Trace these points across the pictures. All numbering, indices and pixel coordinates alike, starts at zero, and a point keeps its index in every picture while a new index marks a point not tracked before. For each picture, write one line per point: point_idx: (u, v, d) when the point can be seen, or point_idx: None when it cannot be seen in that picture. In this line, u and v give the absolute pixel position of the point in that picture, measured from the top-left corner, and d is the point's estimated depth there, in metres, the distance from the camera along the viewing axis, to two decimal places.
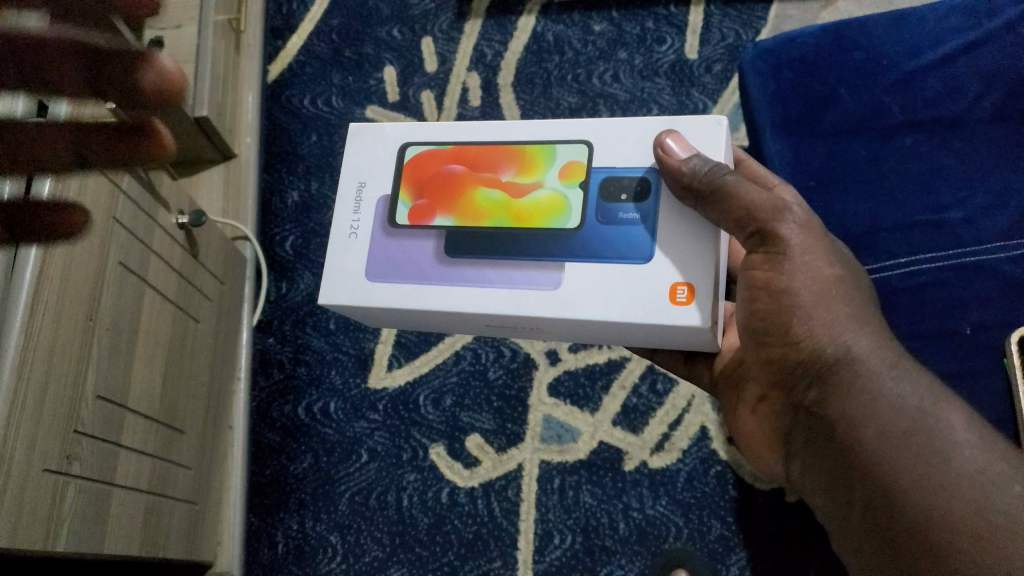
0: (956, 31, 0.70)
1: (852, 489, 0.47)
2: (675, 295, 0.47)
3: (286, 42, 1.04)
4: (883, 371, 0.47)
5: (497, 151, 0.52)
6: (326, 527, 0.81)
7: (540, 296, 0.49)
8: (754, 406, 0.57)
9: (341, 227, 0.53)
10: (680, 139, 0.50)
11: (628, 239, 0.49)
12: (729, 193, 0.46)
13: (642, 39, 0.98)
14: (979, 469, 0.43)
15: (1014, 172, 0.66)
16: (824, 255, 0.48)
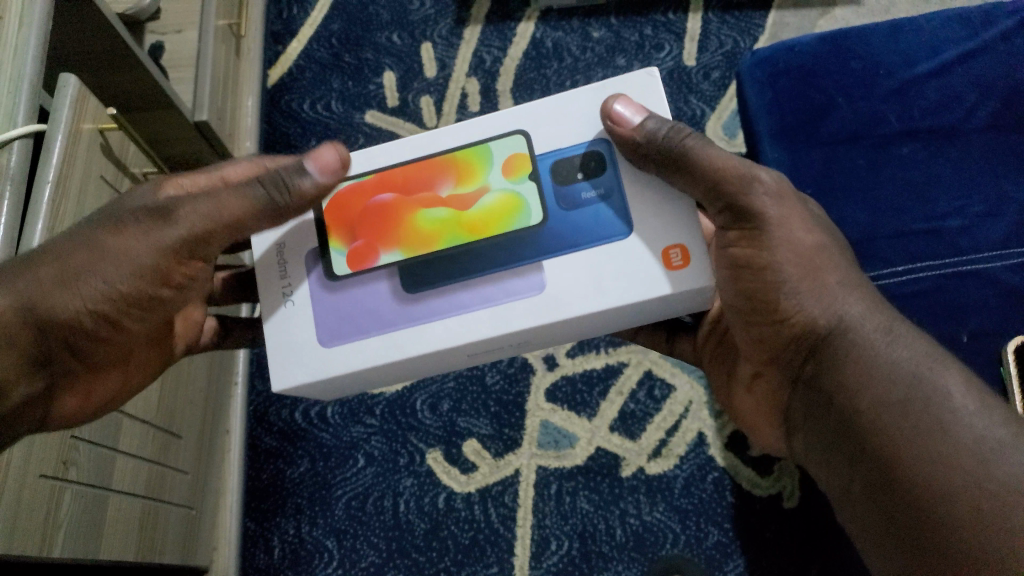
0: (952, 41, 0.71)
1: (852, 464, 0.44)
2: (670, 261, 0.47)
3: (286, 47, 1.04)
4: (877, 339, 0.45)
5: (426, 169, 0.51)
6: (322, 532, 0.81)
7: (528, 302, 0.47)
8: (750, 381, 0.56)
9: (274, 308, 0.50)
10: (628, 102, 0.50)
11: (598, 220, 0.49)
12: (688, 158, 0.47)
13: (641, 46, 0.99)
14: (979, 438, 0.40)
15: (1009, 181, 0.67)
16: (802, 221, 0.48)
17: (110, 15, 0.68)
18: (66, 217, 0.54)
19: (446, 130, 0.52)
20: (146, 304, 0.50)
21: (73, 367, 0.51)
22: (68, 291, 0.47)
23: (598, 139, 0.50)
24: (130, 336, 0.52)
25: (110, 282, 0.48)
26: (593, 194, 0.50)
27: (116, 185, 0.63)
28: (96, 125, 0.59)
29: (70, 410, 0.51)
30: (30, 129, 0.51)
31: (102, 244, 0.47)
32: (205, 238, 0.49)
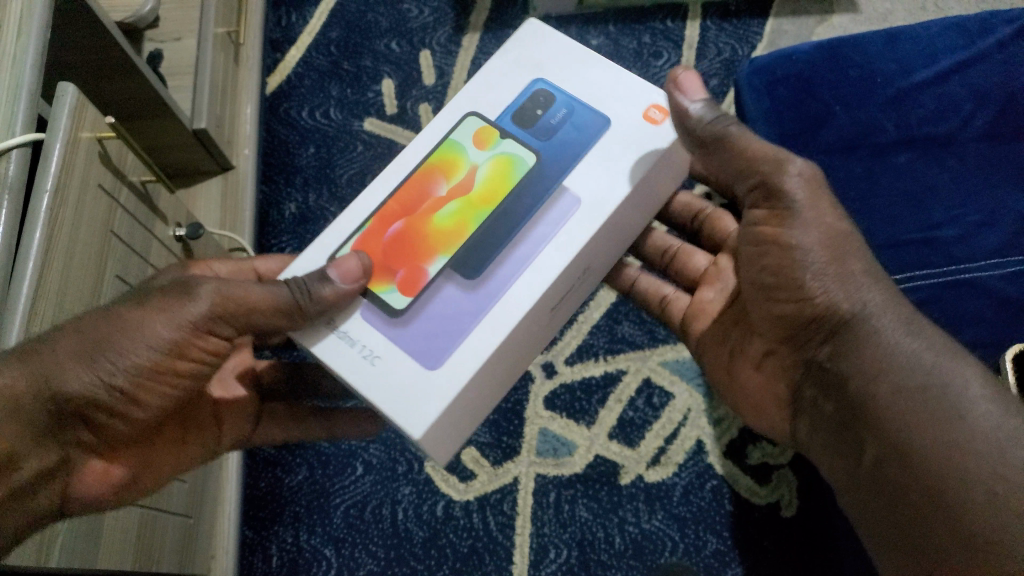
0: (949, 50, 0.72)
1: (863, 444, 0.46)
2: (653, 117, 0.54)
3: (285, 54, 1.04)
4: (897, 329, 0.48)
5: (414, 184, 0.53)
6: (321, 540, 0.81)
7: (583, 217, 0.50)
8: (757, 363, 0.59)
9: (353, 365, 0.47)
10: (692, 79, 0.55)
11: (581, 128, 0.54)
12: (735, 140, 0.54)
13: (639, 53, 0.99)
14: (992, 427, 0.41)
15: (1007, 189, 0.67)
16: (830, 209, 0.53)
17: (108, 22, 0.68)
18: (64, 225, 0.54)
19: (409, 150, 0.55)
20: (166, 380, 0.51)
21: (87, 441, 0.52)
22: (82, 366, 0.47)
23: (530, 82, 0.56)
24: (148, 412, 0.52)
25: (127, 362, 0.48)
26: (561, 115, 0.54)
27: (114, 194, 0.63)
28: (95, 134, 0.59)
29: (88, 488, 0.52)
30: (29, 138, 0.51)
31: (120, 315, 0.48)
32: (224, 318, 0.50)
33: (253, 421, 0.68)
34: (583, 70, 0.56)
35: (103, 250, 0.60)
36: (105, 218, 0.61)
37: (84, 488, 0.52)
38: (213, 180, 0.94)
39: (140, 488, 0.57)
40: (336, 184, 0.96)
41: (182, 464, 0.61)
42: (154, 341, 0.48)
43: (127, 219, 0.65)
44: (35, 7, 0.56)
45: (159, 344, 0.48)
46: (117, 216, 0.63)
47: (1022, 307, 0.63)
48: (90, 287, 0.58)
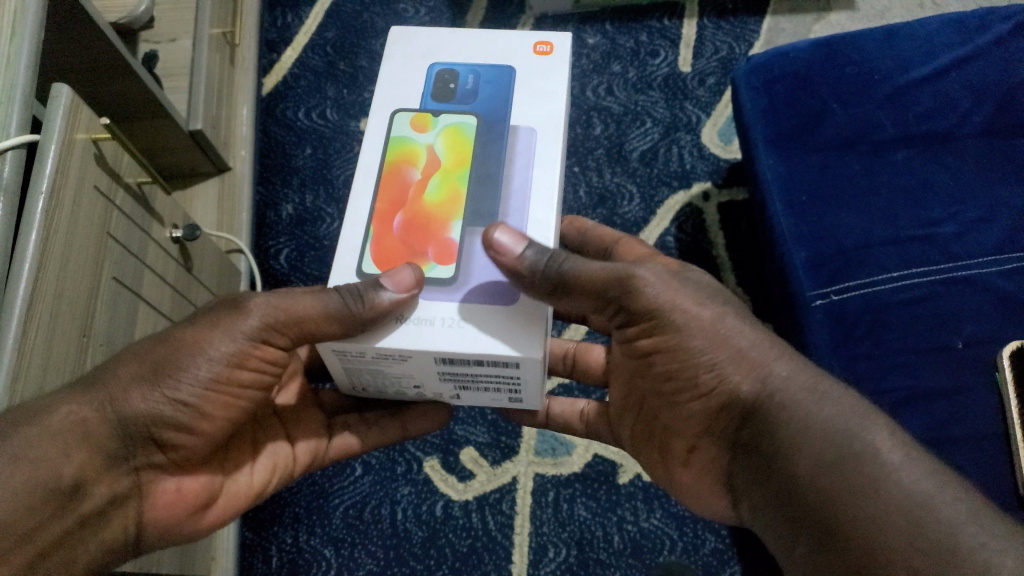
0: (946, 47, 0.72)
1: (795, 527, 0.42)
2: (542, 49, 0.55)
3: (281, 55, 1.04)
4: (807, 398, 0.44)
5: (387, 180, 0.51)
6: (321, 541, 0.81)
7: (549, 137, 0.52)
8: (684, 459, 0.54)
9: (440, 334, 0.45)
10: (508, 232, 0.46)
11: (497, 82, 0.54)
12: (571, 282, 0.46)
13: (636, 52, 0.99)
14: (908, 494, 0.38)
15: (1005, 186, 0.67)
16: (695, 298, 0.49)
17: (102, 23, 0.68)
18: (59, 227, 0.54)
19: (364, 160, 0.52)
20: (229, 394, 0.50)
21: (160, 463, 0.50)
22: (145, 385, 0.47)
23: (427, 66, 0.55)
24: (215, 430, 0.51)
25: (187, 378, 0.48)
26: (472, 79, 0.54)
27: (110, 196, 0.63)
28: (90, 135, 0.59)
29: (162, 512, 0.51)
30: (24, 139, 0.51)
31: (174, 337, 0.48)
32: (281, 331, 0.49)
33: (326, 434, 0.62)
34: (467, 35, 0.56)
35: (99, 253, 0.60)
36: (101, 219, 0.61)
37: (157, 513, 0.51)
38: (210, 181, 0.94)
39: (216, 515, 0.54)
40: (332, 185, 0.95)
41: (258, 486, 0.57)
42: (210, 355, 0.48)
43: (124, 221, 0.65)
44: (28, 6, 0.56)
45: (216, 357, 0.48)
46: (113, 217, 0.62)
47: (1018, 303, 0.63)
48: (86, 289, 0.58)
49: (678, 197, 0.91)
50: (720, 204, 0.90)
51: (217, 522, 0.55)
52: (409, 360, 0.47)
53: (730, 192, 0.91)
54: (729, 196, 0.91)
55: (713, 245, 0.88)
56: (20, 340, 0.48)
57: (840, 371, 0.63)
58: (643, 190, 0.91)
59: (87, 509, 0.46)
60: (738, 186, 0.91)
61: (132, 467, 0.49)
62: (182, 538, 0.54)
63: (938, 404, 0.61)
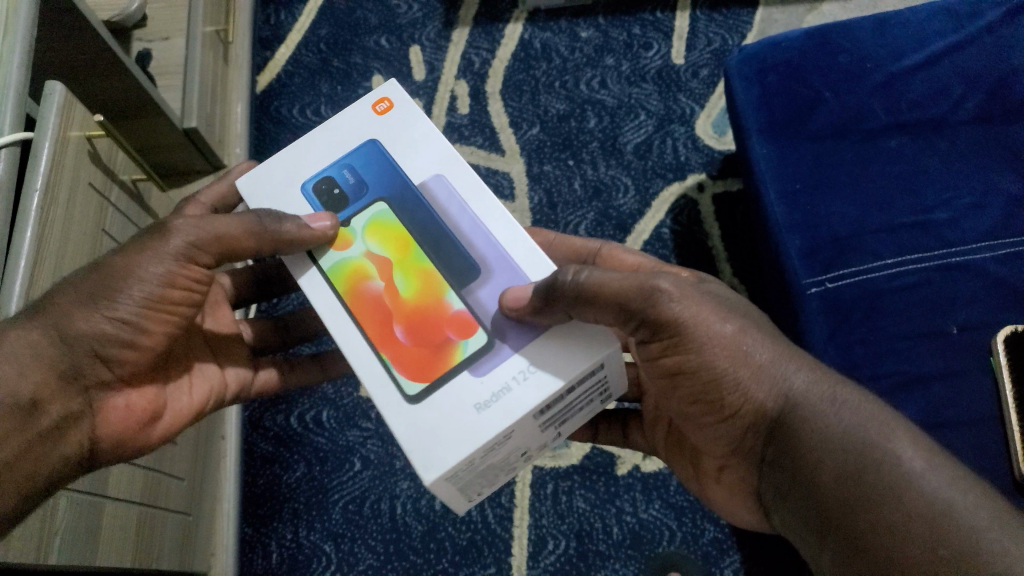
0: (938, 34, 0.72)
1: (821, 536, 0.42)
2: (380, 109, 0.53)
3: (275, 53, 1.04)
4: (825, 407, 0.44)
5: (364, 308, 0.48)
6: (320, 536, 0.81)
7: (453, 167, 0.51)
8: (718, 475, 0.54)
9: (522, 392, 0.44)
10: (516, 291, 0.46)
11: (370, 160, 0.52)
12: (594, 292, 0.44)
13: (629, 45, 0.99)
14: (930, 501, 0.38)
15: (998, 172, 0.67)
16: (714, 310, 0.47)
17: (96, 22, 0.69)
18: (54, 224, 0.54)
19: (325, 309, 0.49)
20: (167, 312, 0.50)
21: (107, 379, 0.50)
22: (87, 306, 0.47)
23: (302, 192, 0.52)
24: (156, 344, 0.51)
25: (125, 298, 0.48)
26: (349, 173, 0.52)
27: (105, 193, 0.63)
28: (84, 133, 0.59)
29: (114, 427, 0.51)
30: (18, 137, 0.51)
31: (109, 265, 0.48)
32: (206, 249, 0.50)
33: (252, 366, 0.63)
34: (303, 144, 0.53)
35: (94, 251, 0.60)
36: (96, 217, 0.61)
37: (109, 427, 0.51)
38: (205, 179, 0.94)
39: (164, 430, 0.55)
40: None
41: (198, 405, 0.57)
42: (144, 275, 0.48)
43: (119, 218, 0.65)
44: (20, 6, 0.56)
45: (150, 277, 0.48)
46: (108, 215, 0.63)
47: (1012, 288, 0.63)
48: None
49: (673, 188, 0.91)
50: (715, 195, 0.90)
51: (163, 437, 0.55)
52: (511, 436, 0.45)
53: (725, 183, 0.91)
54: (724, 187, 0.91)
55: (709, 236, 0.89)
56: None
57: (836, 357, 0.63)
58: (638, 181, 0.91)
59: (47, 425, 0.46)
60: (733, 177, 0.91)
61: (82, 387, 0.48)
62: (133, 454, 0.54)
63: (933, 389, 0.61)
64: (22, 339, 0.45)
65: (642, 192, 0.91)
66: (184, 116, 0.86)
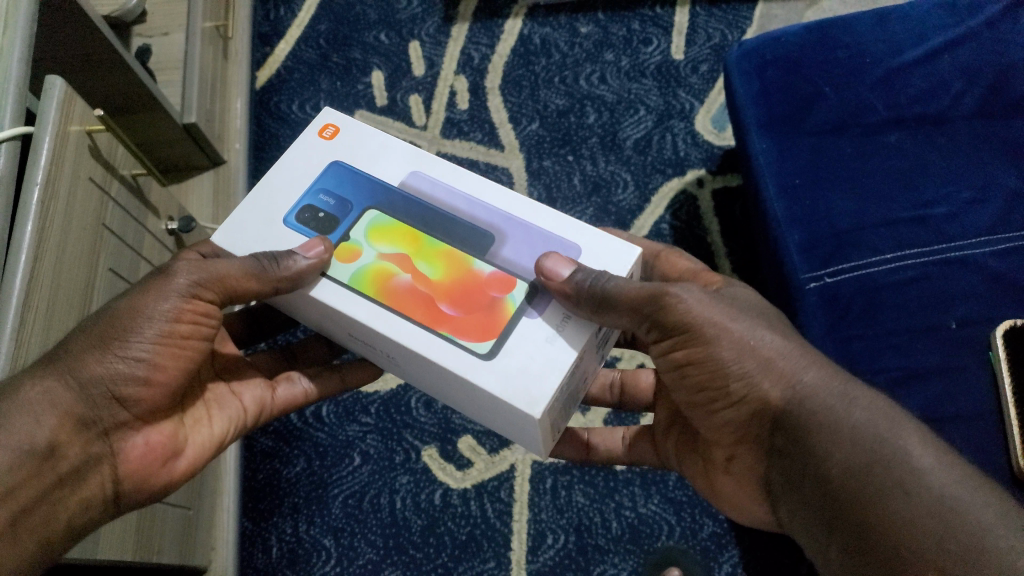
0: (937, 30, 0.72)
1: (829, 526, 0.42)
2: (327, 133, 0.54)
3: (274, 48, 1.04)
4: (836, 404, 0.44)
5: (398, 298, 0.48)
6: (320, 531, 0.81)
7: (424, 164, 0.53)
8: (726, 466, 0.53)
9: (579, 322, 0.47)
10: (555, 261, 0.47)
11: (342, 180, 0.52)
12: (615, 297, 0.46)
13: (629, 40, 0.99)
14: (938, 498, 0.39)
15: (997, 166, 0.67)
16: (728, 314, 0.49)
17: (96, 18, 0.69)
18: (54, 219, 0.54)
19: (363, 314, 0.47)
20: (179, 347, 0.49)
21: (125, 420, 0.49)
22: (98, 349, 0.47)
23: (287, 225, 0.51)
24: (171, 379, 0.50)
25: (136, 337, 0.47)
26: (326, 196, 0.52)
27: (105, 187, 0.63)
28: (85, 127, 0.60)
29: (135, 467, 0.50)
30: (18, 132, 0.51)
31: (115, 309, 0.48)
32: (210, 287, 0.49)
33: (270, 387, 0.61)
34: (265, 187, 0.52)
35: (94, 246, 0.60)
36: (96, 212, 0.61)
37: (131, 465, 0.49)
38: (204, 175, 0.94)
39: (191, 461, 0.53)
40: None
41: (221, 436, 0.56)
42: (151, 314, 0.48)
43: (119, 213, 0.65)
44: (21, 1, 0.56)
45: (157, 315, 0.48)
46: (108, 209, 0.63)
47: (1011, 283, 0.63)
48: (83, 280, 0.58)
49: (672, 184, 0.91)
50: (714, 191, 0.90)
51: (188, 472, 0.54)
52: (583, 358, 0.48)
53: (725, 178, 0.91)
54: (723, 183, 0.91)
55: (708, 232, 0.88)
56: (19, 330, 0.49)
57: (836, 353, 0.63)
58: (637, 177, 0.91)
59: (66, 469, 0.46)
60: (732, 172, 0.91)
61: (102, 430, 0.48)
62: (161, 491, 0.52)
63: (932, 384, 0.61)
64: (36, 390, 0.45)
65: (642, 187, 0.91)
66: (184, 112, 0.86)
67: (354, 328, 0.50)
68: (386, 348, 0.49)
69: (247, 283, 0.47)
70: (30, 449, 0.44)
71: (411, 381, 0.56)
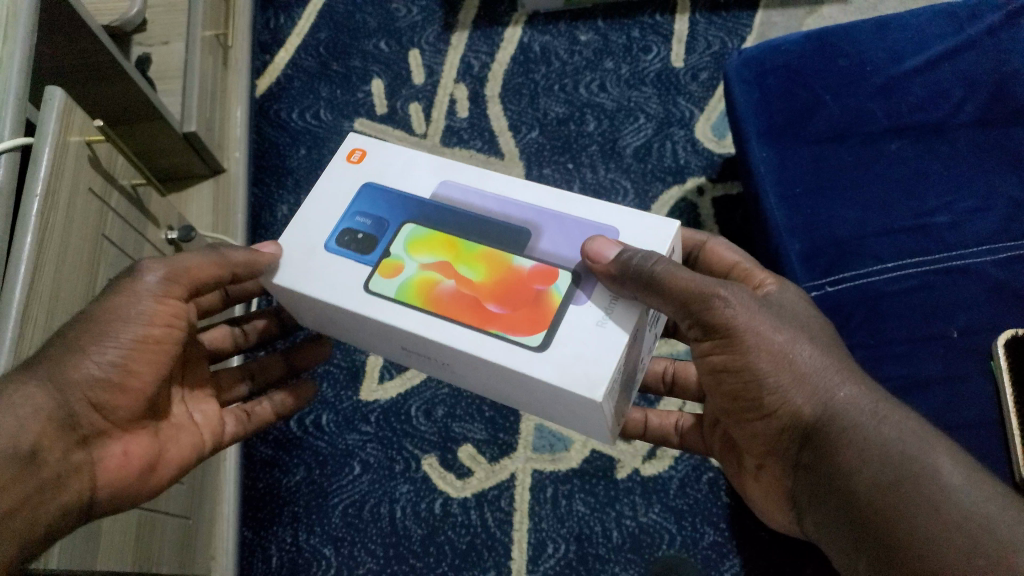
0: (937, 38, 0.72)
1: (856, 542, 0.43)
2: (355, 159, 0.55)
3: (274, 57, 1.05)
4: (865, 421, 0.45)
5: (447, 306, 0.48)
6: (320, 540, 0.81)
7: (452, 172, 0.54)
8: (755, 473, 0.54)
9: (622, 313, 0.46)
10: (603, 245, 0.48)
11: (376, 200, 0.53)
12: (666, 282, 0.45)
13: (629, 48, 0.99)
14: (965, 515, 0.40)
15: (999, 175, 0.67)
16: (770, 324, 0.49)
17: (96, 27, 0.69)
18: (54, 230, 0.54)
19: (414, 325, 0.47)
20: (153, 352, 0.51)
21: (102, 428, 0.49)
22: (75, 353, 0.48)
23: (330, 251, 0.51)
24: (145, 386, 0.51)
25: (111, 341, 0.48)
26: (364, 218, 0.52)
27: (105, 197, 0.63)
28: (85, 137, 0.60)
29: (113, 477, 0.50)
30: (18, 143, 0.51)
31: (89, 312, 0.49)
32: (179, 281, 0.52)
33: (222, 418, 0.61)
34: (299, 220, 0.53)
35: (94, 255, 0.60)
36: (96, 222, 0.61)
37: (109, 476, 0.50)
38: (204, 184, 0.94)
39: (160, 477, 0.54)
40: None
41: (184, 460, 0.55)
42: (126, 316, 0.49)
43: (119, 222, 0.65)
44: (21, 12, 0.56)
45: (132, 317, 0.49)
46: (108, 219, 0.63)
47: (1015, 291, 0.63)
48: (83, 289, 0.58)
49: (672, 192, 0.91)
50: (715, 198, 0.90)
51: (155, 489, 0.54)
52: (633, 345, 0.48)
53: (725, 186, 0.91)
54: (723, 190, 0.90)
55: None
56: (20, 339, 0.48)
57: None
58: (637, 185, 0.91)
59: (47, 475, 0.45)
60: (732, 180, 0.91)
61: (81, 436, 0.48)
62: (135, 501, 0.52)
63: (933, 393, 0.61)
64: (22, 392, 0.45)
65: (642, 195, 0.91)
66: (184, 121, 0.86)
67: (404, 341, 0.50)
68: (440, 357, 0.49)
69: (214, 270, 0.53)
70: (14, 452, 0.44)
71: (467, 387, 0.57)
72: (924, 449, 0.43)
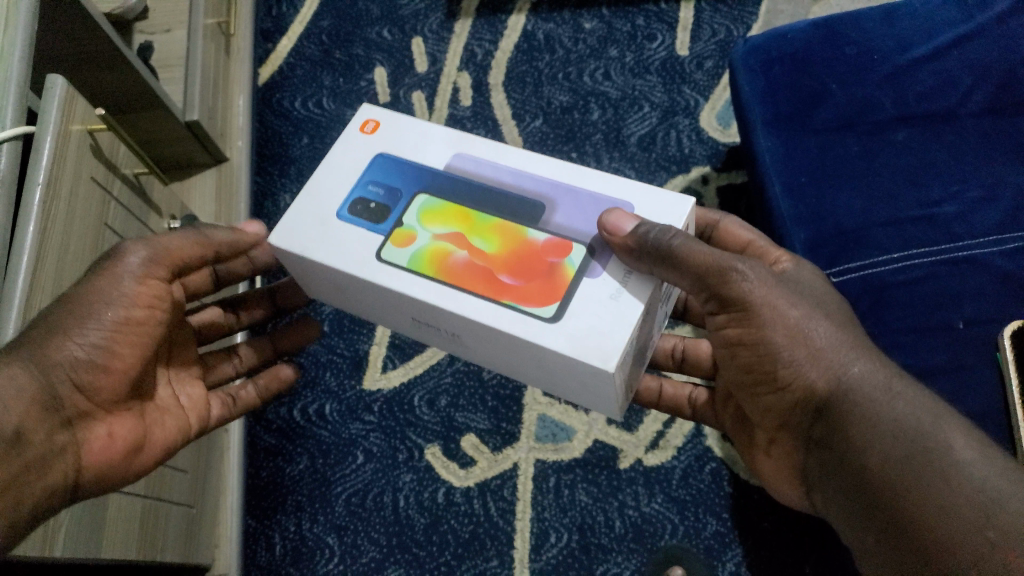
0: (945, 25, 0.71)
1: (867, 513, 0.43)
2: (369, 130, 0.55)
3: (276, 45, 1.04)
4: (880, 397, 0.45)
5: (460, 275, 0.47)
6: (323, 528, 0.81)
7: (466, 143, 0.54)
8: (767, 448, 0.55)
9: (633, 288, 0.46)
10: (620, 218, 0.48)
11: (390, 170, 0.53)
12: (683, 256, 0.46)
13: (633, 36, 0.98)
14: (978, 489, 0.40)
15: (1007, 165, 0.66)
16: (785, 299, 0.49)
17: (97, 15, 0.69)
18: (56, 219, 0.54)
19: (427, 293, 0.47)
20: (136, 333, 0.51)
21: (86, 410, 0.50)
22: (62, 335, 0.48)
23: (341, 217, 0.51)
24: (129, 367, 0.51)
25: (94, 323, 0.49)
26: (376, 188, 0.52)
27: (106, 186, 0.63)
28: (86, 126, 0.59)
29: (99, 458, 0.50)
30: (19, 131, 0.51)
31: (75, 296, 0.49)
32: (160, 263, 0.53)
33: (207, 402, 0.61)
34: (311, 188, 0.52)
35: (96, 243, 0.60)
36: (98, 211, 0.61)
37: (95, 458, 0.50)
38: (206, 173, 0.94)
39: (149, 456, 0.54)
40: None
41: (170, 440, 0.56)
42: (108, 299, 0.50)
43: (122, 212, 0.65)
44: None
45: (115, 298, 0.50)
46: (110, 208, 0.63)
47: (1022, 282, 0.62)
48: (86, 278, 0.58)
49: (676, 181, 0.90)
50: (719, 187, 0.90)
51: (146, 468, 0.54)
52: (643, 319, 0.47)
53: (729, 175, 0.90)
54: (727, 180, 0.90)
55: None
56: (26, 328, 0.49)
57: None
58: (642, 175, 0.91)
59: (32, 456, 0.46)
60: (737, 169, 0.90)
61: (65, 419, 0.48)
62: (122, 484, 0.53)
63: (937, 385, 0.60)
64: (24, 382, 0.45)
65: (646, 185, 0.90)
66: (186, 109, 0.85)
67: (416, 311, 0.50)
68: (450, 325, 0.49)
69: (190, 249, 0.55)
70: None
71: (475, 359, 0.57)
72: (936, 425, 0.43)
